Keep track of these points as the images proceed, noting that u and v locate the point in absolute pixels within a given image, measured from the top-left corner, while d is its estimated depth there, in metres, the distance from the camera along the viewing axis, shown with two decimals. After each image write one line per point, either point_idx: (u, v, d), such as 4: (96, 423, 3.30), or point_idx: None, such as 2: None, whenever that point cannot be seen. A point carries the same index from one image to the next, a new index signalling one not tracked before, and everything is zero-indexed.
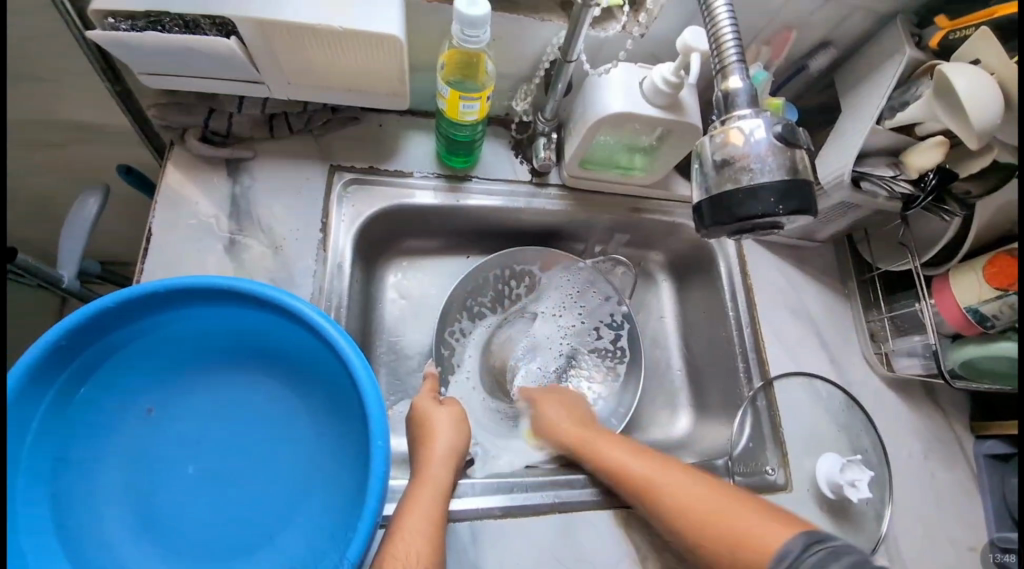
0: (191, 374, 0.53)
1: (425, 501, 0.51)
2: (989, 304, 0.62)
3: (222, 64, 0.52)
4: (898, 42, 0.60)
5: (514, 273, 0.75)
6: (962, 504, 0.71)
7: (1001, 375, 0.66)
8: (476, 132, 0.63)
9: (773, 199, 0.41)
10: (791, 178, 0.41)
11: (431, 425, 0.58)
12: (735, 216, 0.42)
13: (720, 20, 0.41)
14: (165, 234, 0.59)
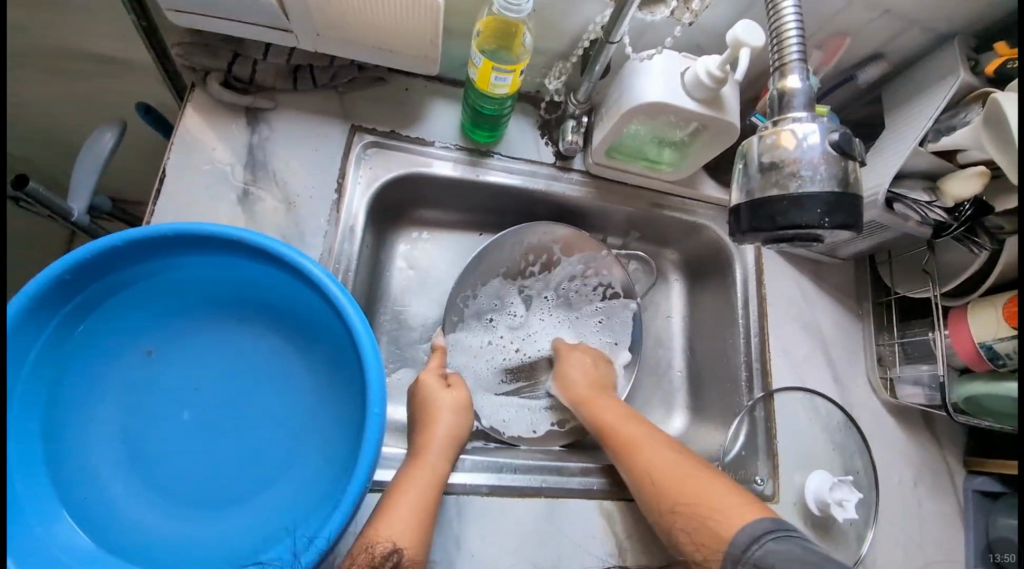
0: (194, 322, 0.53)
1: (419, 483, 0.51)
2: (1004, 342, 0.61)
3: (253, 7, 0.50)
4: (952, 63, 0.58)
5: (533, 248, 0.73)
6: (943, 535, 0.71)
7: (1003, 414, 0.64)
8: (504, 107, 0.61)
9: (822, 209, 0.39)
10: (840, 190, 0.39)
11: (435, 407, 0.58)
12: (775, 223, 0.40)
13: (786, 13, 0.38)
14: (178, 177, 0.58)
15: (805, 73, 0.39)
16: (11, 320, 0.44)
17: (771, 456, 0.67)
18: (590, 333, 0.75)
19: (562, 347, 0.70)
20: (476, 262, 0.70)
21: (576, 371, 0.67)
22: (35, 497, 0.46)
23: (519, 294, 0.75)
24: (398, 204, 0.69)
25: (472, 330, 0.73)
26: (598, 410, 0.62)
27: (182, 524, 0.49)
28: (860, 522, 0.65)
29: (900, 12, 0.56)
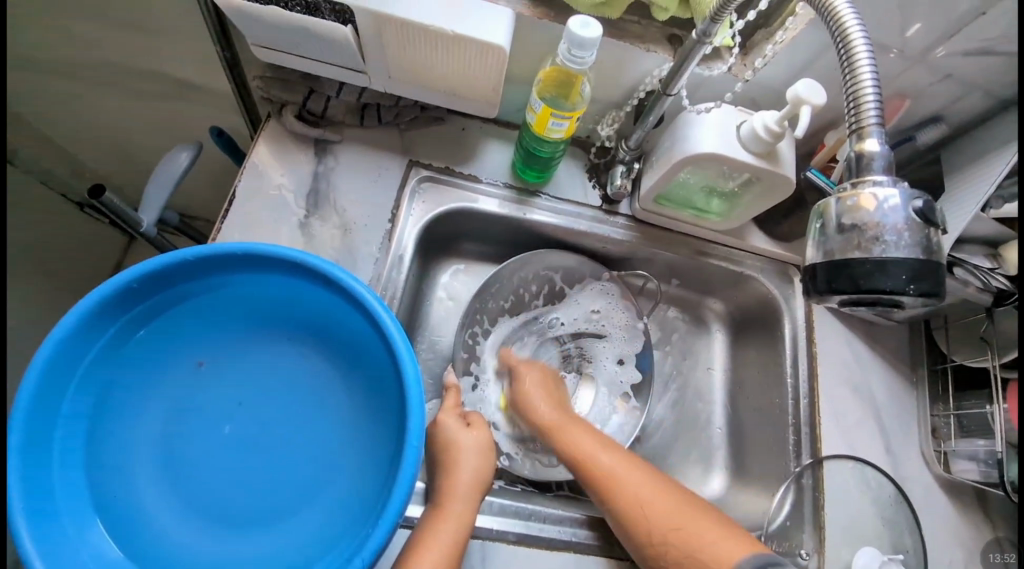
0: (243, 338, 0.55)
1: (443, 537, 0.49)
2: None
3: (332, 48, 0.54)
4: (1016, 130, 0.56)
5: (535, 278, 0.74)
6: None
7: None
8: (558, 150, 0.62)
9: (906, 276, 0.37)
10: (926, 258, 0.38)
11: (455, 450, 0.56)
12: (857, 286, 0.39)
13: (862, 71, 0.37)
14: (246, 199, 0.61)
15: (884, 134, 0.38)
16: (80, 321, 0.47)
17: (818, 530, 0.62)
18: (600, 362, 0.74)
19: (518, 363, 0.69)
20: (489, 291, 0.71)
21: (531, 386, 0.65)
22: (74, 496, 0.47)
23: (531, 330, 0.75)
24: (442, 236, 0.71)
25: (488, 372, 0.72)
26: (572, 439, 0.59)
27: (207, 540, 0.50)
28: None
29: (962, 77, 0.56)
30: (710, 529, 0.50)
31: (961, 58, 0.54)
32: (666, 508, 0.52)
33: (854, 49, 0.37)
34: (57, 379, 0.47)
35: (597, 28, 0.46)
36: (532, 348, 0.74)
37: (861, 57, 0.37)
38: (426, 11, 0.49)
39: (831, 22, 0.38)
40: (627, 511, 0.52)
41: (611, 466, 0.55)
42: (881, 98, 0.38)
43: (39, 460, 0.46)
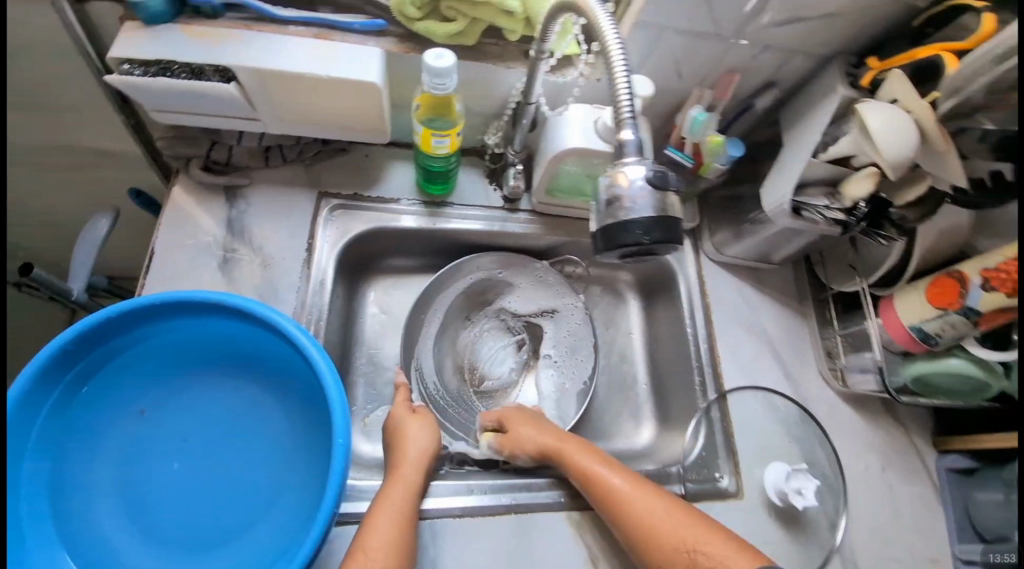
0: (180, 381, 0.59)
1: (396, 501, 0.56)
2: (930, 322, 0.65)
3: (223, 104, 0.59)
4: (832, 81, 0.60)
5: (482, 281, 0.81)
6: (919, 514, 0.80)
7: (946, 390, 0.72)
8: (450, 162, 0.69)
9: (639, 230, 0.45)
10: (658, 212, 0.46)
11: (402, 430, 0.63)
12: (612, 245, 0.47)
13: (618, 73, 0.44)
14: (167, 251, 0.65)
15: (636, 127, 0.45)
16: (20, 392, 0.50)
17: (730, 454, 0.72)
18: (555, 352, 0.80)
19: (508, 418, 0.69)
20: (430, 294, 0.78)
21: (525, 432, 0.66)
22: (43, 549, 0.51)
23: (483, 326, 0.82)
24: (365, 256, 0.77)
25: (444, 362, 0.79)
26: (574, 458, 0.63)
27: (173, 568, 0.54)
28: (830, 510, 0.71)
29: (779, 47, 0.59)
30: (718, 545, 0.53)
31: (775, 30, 0.56)
32: (670, 518, 0.56)
33: (607, 44, 0.44)
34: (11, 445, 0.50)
35: (451, 57, 0.53)
36: (486, 342, 0.81)
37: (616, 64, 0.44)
38: (301, 62, 0.56)
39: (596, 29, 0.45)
40: (639, 534, 0.56)
41: (627, 495, 0.58)
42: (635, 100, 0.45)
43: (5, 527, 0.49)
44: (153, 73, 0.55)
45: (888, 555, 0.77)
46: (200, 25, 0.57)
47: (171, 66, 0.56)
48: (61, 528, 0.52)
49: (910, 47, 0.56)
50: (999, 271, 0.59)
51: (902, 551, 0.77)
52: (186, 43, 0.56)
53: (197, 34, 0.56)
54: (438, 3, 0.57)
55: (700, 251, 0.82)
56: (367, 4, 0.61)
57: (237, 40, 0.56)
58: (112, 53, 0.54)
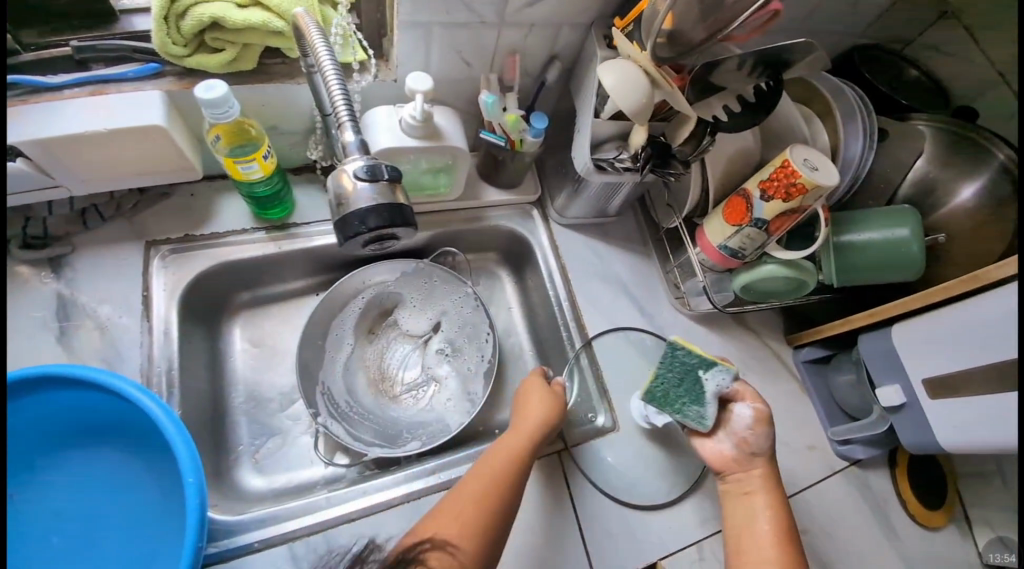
0: (41, 464, 0.58)
1: (501, 463, 0.64)
2: (732, 239, 0.73)
3: (17, 180, 0.58)
4: (594, 46, 0.66)
5: (369, 300, 0.84)
6: (792, 409, 0.86)
7: (772, 293, 0.81)
8: (276, 184, 0.70)
9: (357, 219, 0.48)
10: (381, 201, 0.49)
11: (529, 398, 0.72)
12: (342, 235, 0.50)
13: (330, 80, 0.47)
14: (5, 335, 0.62)
15: (354, 127, 0.48)
16: None
17: (604, 395, 0.80)
18: (451, 339, 0.85)
19: (532, 383, 0.75)
20: (313, 325, 0.79)
21: (537, 400, 0.72)
22: None
23: (385, 339, 0.85)
24: (222, 294, 0.77)
25: (352, 376, 0.81)
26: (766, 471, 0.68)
27: None
28: None
29: (542, 24, 0.65)
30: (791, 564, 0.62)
31: (529, 10, 0.62)
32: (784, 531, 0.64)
33: (320, 59, 0.48)
34: None
35: (222, 87, 0.54)
36: (388, 351, 0.84)
37: (330, 76, 0.47)
38: (81, 122, 0.55)
39: (317, 48, 0.48)
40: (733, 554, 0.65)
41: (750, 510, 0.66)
42: (349, 102, 0.48)
43: None
44: None
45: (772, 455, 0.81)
46: None
47: None
48: None
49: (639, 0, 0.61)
50: (771, 179, 0.66)
51: (783, 448, 0.83)
52: None
53: None
54: (202, 36, 0.58)
55: (548, 218, 0.88)
56: (138, 51, 0.60)
57: (18, 116, 0.54)
58: None
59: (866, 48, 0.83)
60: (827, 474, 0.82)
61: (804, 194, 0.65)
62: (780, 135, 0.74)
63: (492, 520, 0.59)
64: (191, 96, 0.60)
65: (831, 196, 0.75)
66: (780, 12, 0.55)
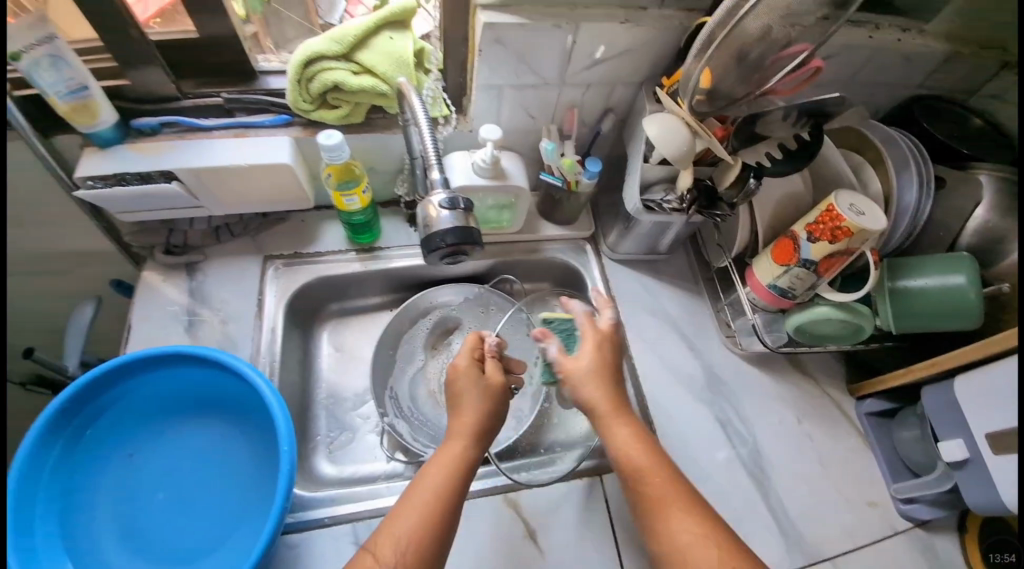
0: (161, 429, 0.73)
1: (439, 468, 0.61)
2: (781, 279, 0.75)
3: (170, 200, 0.74)
4: (644, 101, 0.74)
5: (437, 321, 0.95)
6: (849, 461, 0.83)
7: (822, 335, 0.81)
8: (369, 214, 0.84)
9: (442, 235, 0.58)
10: (462, 223, 0.58)
11: (460, 394, 0.68)
12: (429, 249, 0.59)
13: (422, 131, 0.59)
14: (142, 323, 0.79)
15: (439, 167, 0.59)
16: (33, 440, 0.62)
17: (650, 427, 0.81)
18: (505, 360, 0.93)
19: (459, 377, 0.70)
20: (386, 336, 0.90)
21: (468, 391, 0.68)
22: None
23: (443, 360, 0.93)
24: (315, 304, 0.91)
25: (414, 384, 0.90)
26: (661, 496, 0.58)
27: None
28: (748, 464, 0.80)
29: (598, 82, 0.74)
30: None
31: (587, 71, 0.72)
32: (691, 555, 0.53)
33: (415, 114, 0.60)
34: (27, 486, 0.61)
35: (338, 135, 0.69)
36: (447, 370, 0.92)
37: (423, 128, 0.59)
38: (225, 158, 0.71)
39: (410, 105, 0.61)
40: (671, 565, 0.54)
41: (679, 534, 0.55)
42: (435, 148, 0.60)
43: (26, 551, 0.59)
44: (113, 183, 0.70)
45: (825, 505, 0.78)
46: (143, 141, 0.73)
47: (127, 177, 0.71)
48: (70, 553, 0.63)
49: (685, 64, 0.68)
50: (816, 223, 0.69)
51: (839, 501, 0.79)
52: (136, 157, 0.71)
53: (143, 149, 0.72)
54: (325, 97, 0.73)
55: (600, 253, 0.95)
56: (273, 106, 0.76)
57: (177, 151, 0.71)
58: (77, 172, 0.69)
59: (927, 100, 0.85)
60: (886, 533, 0.77)
61: (851, 237, 0.67)
62: (832, 182, 0.76)
63: (435, 519, 0.56)
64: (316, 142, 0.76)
65: (886, 242, 0.76)
66: (822, 68, 0.61)
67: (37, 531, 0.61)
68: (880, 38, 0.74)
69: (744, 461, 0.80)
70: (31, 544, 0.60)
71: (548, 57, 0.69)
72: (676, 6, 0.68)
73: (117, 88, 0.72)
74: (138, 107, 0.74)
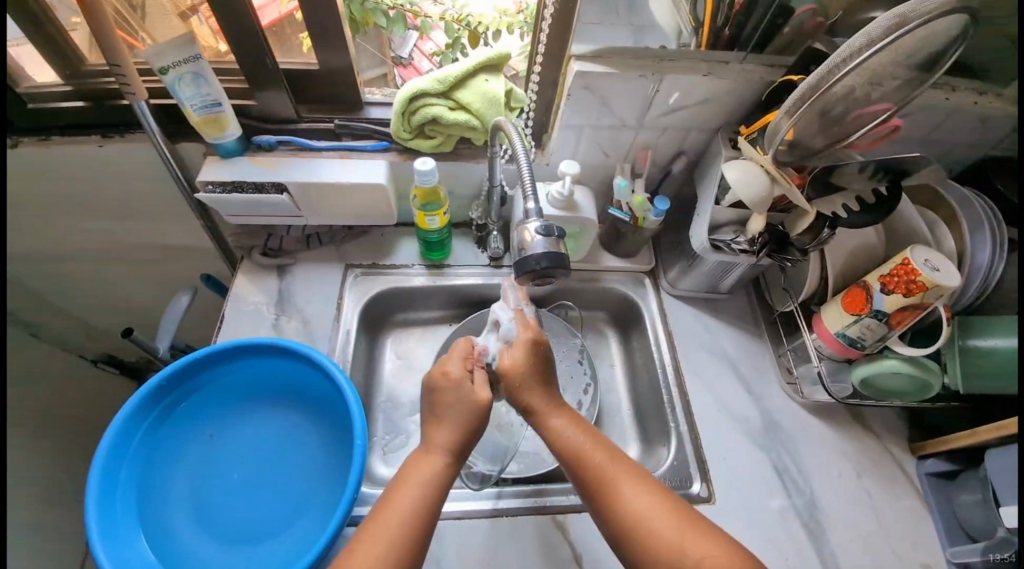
0: (238, 413, 0.79)
1: (421, 477, 0.60)
2: (851, 328, 0.76)
3: (276, 207, 0.82)
4: (719, 147, 0.78)
5: None
6: (911, 524, 0.80)
7: (887, 389, 0.81)
8: (444, 234, 0.89)
9: (536, 260, 0.62)
10: (555, 248, 0.62)
11: (442, 392, 0.67)
12: (522, 271, 0.63)
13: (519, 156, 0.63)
14: (233, 316, 0.86)
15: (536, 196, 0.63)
16: (134, 406, 0.70)
17: (702, 465, 0.82)
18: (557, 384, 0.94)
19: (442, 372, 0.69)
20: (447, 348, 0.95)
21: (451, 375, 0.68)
22: (131, 531, 0.66)
23: None
24: (384, 313, 0.97)
25: None
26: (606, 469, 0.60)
27: (231, 554, 0.69)
28: (801, 512, 0.79)
29: (674, 127, 0.79)
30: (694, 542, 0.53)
31: (665, 116, 0.77)
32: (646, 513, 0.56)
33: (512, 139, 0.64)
34: (120, 448, 0.68)
35: (432, 162, 0.75)
36: None
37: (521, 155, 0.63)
38: (332, 175, 0.79)
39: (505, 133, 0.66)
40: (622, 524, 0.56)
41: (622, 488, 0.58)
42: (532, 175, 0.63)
43: (111, 510, 0.65)
44: (229, 190, 0.78)
45: (883, 565, 0.76)
46: (259, 155, 0.82)
47: (242, 184, 0.79)
48: (146, 519, 0.68)
49: (764, 114, 0.73)
50: (891, 275, 0.70)
51: (900, 565, 0.76)
52: (253, 169, 0.79)
53: (260, 162, 0.80)
54: (423, 127, 0.81)
55: (659, 288, 0.98)
56: (376, 133, 0.85)
57: (292, 167, 0.80)
58: (200, 178, 0.77)
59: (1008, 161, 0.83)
60: None
61: (926, 291, 0.68)
62: (905, 237, 0.77)
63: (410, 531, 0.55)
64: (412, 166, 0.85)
65: (960, 298, 0.76)
66: (899, 128, 0.67)
67: (120, 492, 0.67)
68: (956, 101, 0.76)
69: (799, 510, 0.79)
70: (114, 506, 0.66)
71: (630, 102, 0.75)
72: (758, 61, 0.72)
73: (244, 107, 0.82)
74: (259, 125, 0.84)
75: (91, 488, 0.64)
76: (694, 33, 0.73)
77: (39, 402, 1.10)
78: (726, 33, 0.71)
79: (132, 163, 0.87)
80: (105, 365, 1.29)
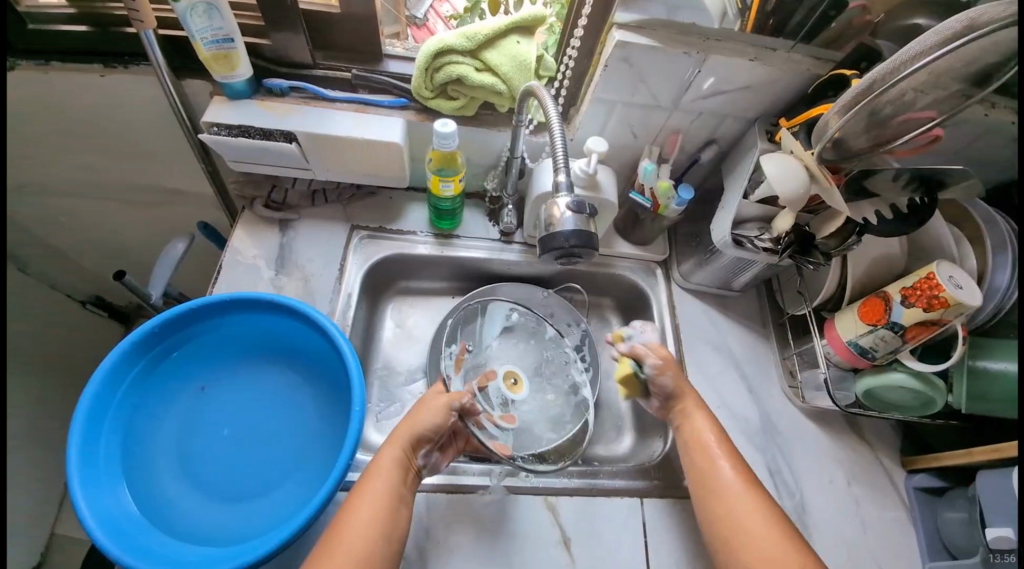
0: (231, 369, 0.76)
1: (380, 481, 0.63)
2: (865, 337, 0.74)
3: (285, 158, 0.78)
4: (754, 137, 0.75)
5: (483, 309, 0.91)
6: (895, 534, 0.80)
7: (889, 402, 0.80)
8: (457, 204, 0.86)
9: (566, 237, 0.59)
10: (584, 223, 0.60)
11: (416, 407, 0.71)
12: (549, 247, 0.61)
13: (551, 121, 0.59)
14: (230, 269, 0.82)
15: (567, 171, 0.60)
16: (121, 354, 0.67)
17: None
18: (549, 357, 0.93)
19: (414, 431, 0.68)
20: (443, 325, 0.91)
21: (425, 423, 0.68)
22: (111, 483, 0.63)
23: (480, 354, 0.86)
24: (388, 278, 0.94)
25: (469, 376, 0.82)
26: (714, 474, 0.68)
27: (213, 514, 0.67)
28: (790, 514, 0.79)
29: (708, 113, 0.76)
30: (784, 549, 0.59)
31: (702, 100, 0.73)
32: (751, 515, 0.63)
33: (545, 104, 0.61)
34: (104, 395, 0.65)
35: (453, 125, 0.71)
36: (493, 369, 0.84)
37: (553, 123, 0.59)
38: (346, 128, 0.75)
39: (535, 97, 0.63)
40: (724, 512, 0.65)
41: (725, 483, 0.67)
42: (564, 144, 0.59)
43: (90, 459, 0.62)
44: (236, 133, 0.74)
45: None
46: (270, 100, 0.77)
47: (248, 128, 0.74)
48: (128, 470, 0.66)
49: (808, 108, 0.70)
50: (913, 288, 0.68)
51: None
52: (265, 114, 0.75)
53: (270, 107, 0.76)
54: (446, 87, 0.77)
55: (669, 279, 0.96)
56: (395, 88, 0.81)
57: (304, 115, 0.76)
58: (205, 118, 0.73)
59: None
60: None
61: (947, 308, 0.66)
62: (932, 251, 0.75)
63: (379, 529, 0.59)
64: (431, 127, 0.81)
65: (971, 319, 0.74)
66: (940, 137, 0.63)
67: (103, 440, 0.65)
68: (997, 117, 0.73)
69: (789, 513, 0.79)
70: (94, 454, 0.63)
71: (667, 83, 0.71)
72: (806, 52, 0.69)
73: (258, 46, 0.77)
74: (274, 68, 0.79)
75: (72, 433, 0.61)
76: (739, 16, 0.68)
77: (28, 338, 1.08)
78: (773, 20, 0.66)
79: (134, 97, 0.82)
80: (93, 307, 1.28)
